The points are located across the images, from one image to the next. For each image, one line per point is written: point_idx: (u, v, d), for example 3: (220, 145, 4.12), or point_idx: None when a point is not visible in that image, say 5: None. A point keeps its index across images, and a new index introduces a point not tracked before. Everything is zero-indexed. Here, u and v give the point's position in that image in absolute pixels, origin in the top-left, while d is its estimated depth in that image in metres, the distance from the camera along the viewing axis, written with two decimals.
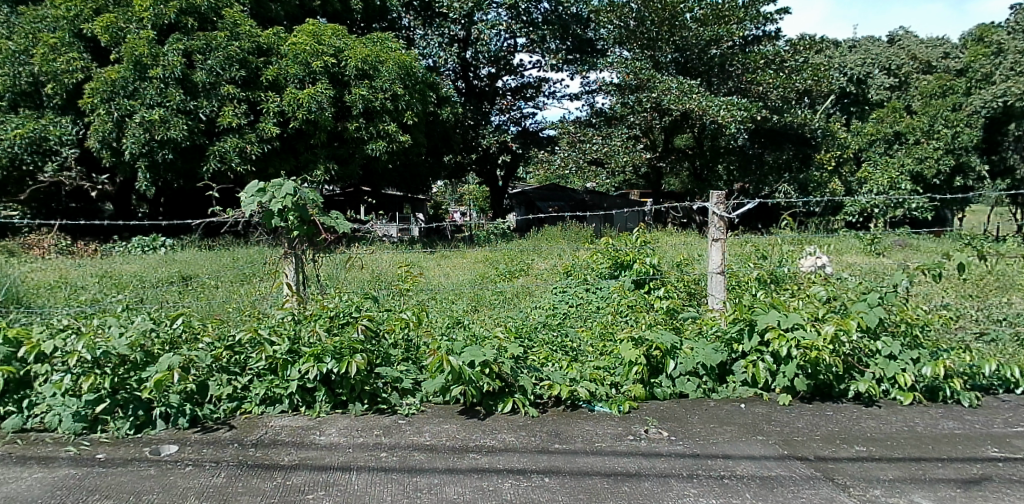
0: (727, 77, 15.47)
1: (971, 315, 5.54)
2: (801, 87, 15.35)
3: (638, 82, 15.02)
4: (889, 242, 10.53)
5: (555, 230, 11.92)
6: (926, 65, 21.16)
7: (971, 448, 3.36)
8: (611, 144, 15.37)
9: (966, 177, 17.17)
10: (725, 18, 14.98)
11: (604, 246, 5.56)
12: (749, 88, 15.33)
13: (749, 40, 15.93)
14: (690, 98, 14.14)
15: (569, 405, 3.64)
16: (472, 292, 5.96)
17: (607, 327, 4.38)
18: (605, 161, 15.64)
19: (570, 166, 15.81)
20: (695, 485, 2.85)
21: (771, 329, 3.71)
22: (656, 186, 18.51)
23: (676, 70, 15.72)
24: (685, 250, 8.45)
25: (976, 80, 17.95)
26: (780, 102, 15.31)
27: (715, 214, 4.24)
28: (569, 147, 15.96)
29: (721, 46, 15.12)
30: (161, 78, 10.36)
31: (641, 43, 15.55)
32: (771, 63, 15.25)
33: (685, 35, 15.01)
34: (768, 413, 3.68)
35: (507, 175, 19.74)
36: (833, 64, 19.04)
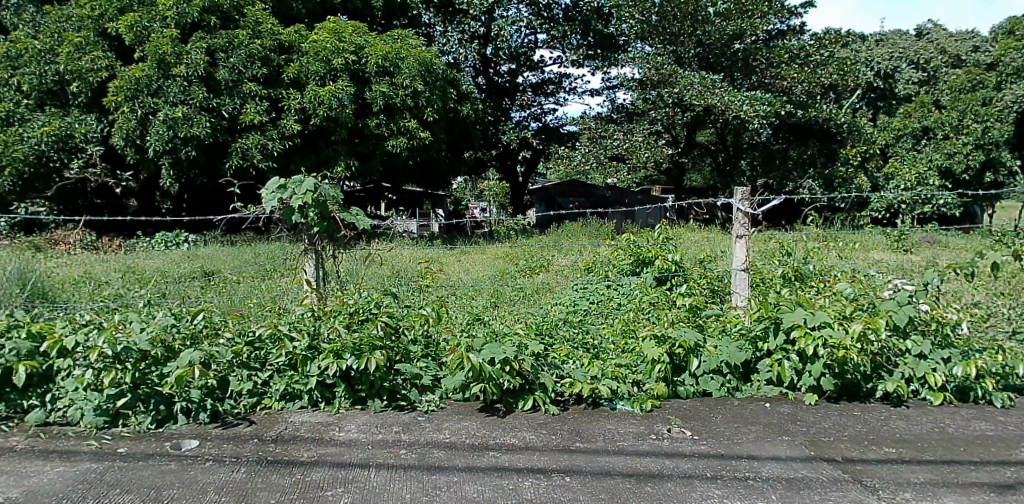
0: (750, 72, 15.33)
1: (1004, 314, 5.43)
2: (826, 82, 15.14)
3: (660, 77, 14.91)
4: (918, 237, 10.23)
5: (576, 226, 11.84)
6: (955, 59, 21.01)
7: (1004, 450, 3.26)
8: (632, 140, 15.35)
9: (997, 172, 16.76)
10: (748, 12, 14.89)
11: (625, 242, 5.53)
12: (772, 82, 15.17)
13: (773, 35, 15.79)
14: (712, 94, 14.05)
15: (590, 403, 3.58)
16: (492, 288, 5.93)
17: (629, 324, 4.34)
18: (626, 157, 15.72)
19: (592, 162, 15.83)
20: (720, 486, 2.80)
21: (796, 327, 3.66)
22: (676, 182, 18.34)
23: (699, 66, 15.52)
24: (707, 246, 8.35)
25: (1008, 74, 17.51)
26: (805, 97, 15.14)
27: (739, 211, 4.12)
28: (590, 142, 15.92)
29: (744, 40, 15.06)
30: (184, 76, 10.51)
31: (662, 38, 15.43)
32: (796, 57, 15.06)
33: (708, 30, 14.92)
34: (794, 413, 3.60)
35: (527, 171, 19.68)
36: (860, 58, 18.79)
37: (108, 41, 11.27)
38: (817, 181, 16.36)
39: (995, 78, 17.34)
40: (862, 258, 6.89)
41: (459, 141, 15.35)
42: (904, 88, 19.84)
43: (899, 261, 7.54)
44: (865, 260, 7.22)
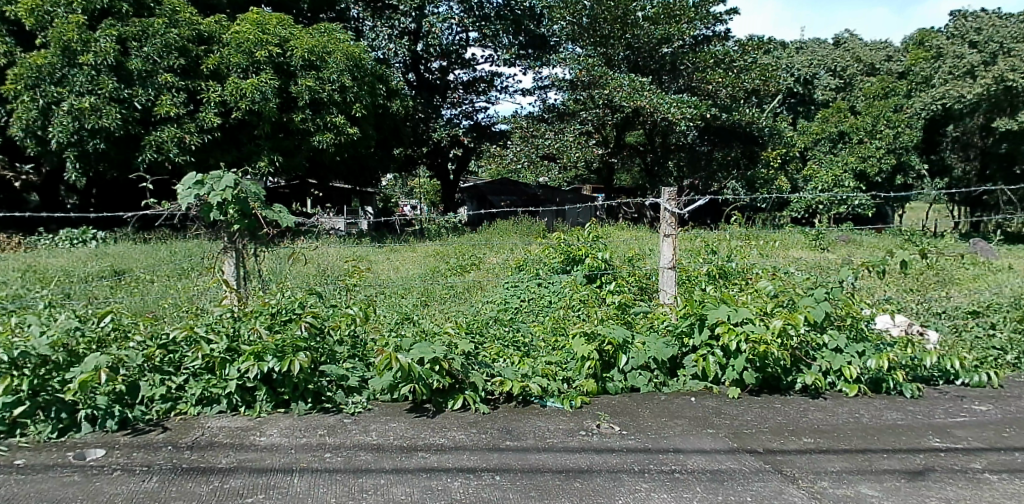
0: (678, 75, 15.76)
1: (912, 309, 5.84)
2: (750, 87, 15.74)
3: (591, 79, 15.14)
4: (834, 236, 10.73)
5: (508, 224, 11.94)
6: (870, 67, 21.31)
7: (912, 438, 3.45)
8: (563, 140, 15.75)
9: (907, 176, 18.02)
10: (676, 17, 15.25)
11: (557, 241, 5.58)
12: (699, 86, 15.64)
13: (698, 40, 15.95)
14: (641, 96, 14.36)
15: (520, 401, 3.58)
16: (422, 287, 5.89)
17: (560, 322, 4.36)
18: (557, 157, 16.16)
19: (522, 160, 16.23)
20: (647, 480, 2.84)
21: (721, 323, 3.77)
22: (607, 183, 18.62)
23: (628, 68, 15.94)
24: (636, 244, 8.52)
25: (917, 83, 18.60)
26: (729, 101, 15.67)
27: (666, 210, 4.20)
28: (522, 141, 16.22)
29: (672, 45, 15.39)
30: (92, 65, 10.00)
31: (592, 40, 15.75)
32: (721, 62, 15.36)
33: (637, 34, 15.22)
34: (718, 406, 3.70)
35: (459, 169, 19.79)
36: (781, 64, 19.59)
37: (6, 25, 10.68)
38: (740, 182, 17.05)
39: (906, 86, 18.52)
40: (784, 257, 7.16)
41: (391, 140, 15.15)
42: (822, 94, 20.71)
43: (816, 258, 7.89)
44: (786, 258, 7.46)
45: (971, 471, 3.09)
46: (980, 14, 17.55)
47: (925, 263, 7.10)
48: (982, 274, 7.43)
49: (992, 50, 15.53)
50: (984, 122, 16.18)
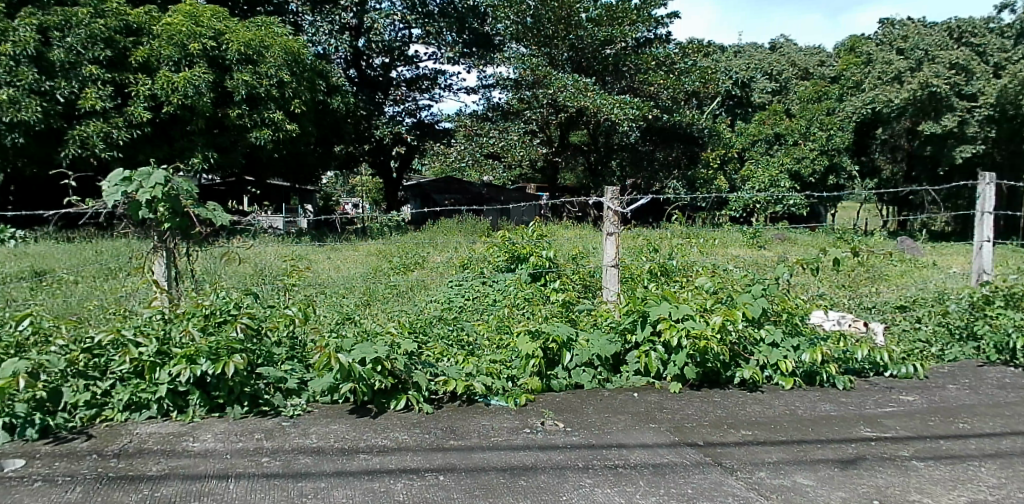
0: (620, 77, 16.06)
1: (844, 304, 6.12)
2: (690, 89, 16.17)
3: (536, 78, 15.38)
4: (771, 234, 11.07)
5: (451, 223, 11.92)
6: (804, 72, 22.61)
7: (845, 428, 3.59)
8: (507, 139, 15.53)
9: (839, 177, 18.64)
10: (618, 19, 15.46)
11: (501, 239, 5.64)
12: (641, 87, 15.97)
13: (641, 42, 16.18)
14: (584, 96, 14.60)
15: (464, 400, 3.56)
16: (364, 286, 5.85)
17: (504, 320, 4.37)
18: (502, 155, 15.90)
19: (466, 159, 15.86)
20: (591, 476, 2.86)
21: (663, 320, 3.84)
22: (551, 182, 18.60)
23: (572, 69, 16.20)
24: (580, 243, 8.62)
25: (848, 88, 19.38)
26: (670, 102, 16.04)
27: (609, 208, 4.25)
28: (466, 139, 16.24)
29: (614, 46, 15.70)
30: (12, 55, 10.06)
31: (536, 40, 15.84)
32: (663, 64, 15.84)
33: (581, 35, 15.49)
34: (660, 401, 3.77)
35: (401, 166, 19.84)
36: (719, 67, 20.17)
37: None
38: (681, 181, 17.31)
39: (838, 91, 19.23)
40: (723, 253, 7.35)
41: (330, 134, 15.30)
42: (759, 97, 21.20)
43: (753, 255, 8.15)
44: (725, 256, 7.69)
45: (900, 459, 3.23)
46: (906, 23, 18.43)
47: (854, 259, 7.40)
48: (906, 270, 7.81)
49: (917, 58, 16.31)
50: (910, 125, 16.99)
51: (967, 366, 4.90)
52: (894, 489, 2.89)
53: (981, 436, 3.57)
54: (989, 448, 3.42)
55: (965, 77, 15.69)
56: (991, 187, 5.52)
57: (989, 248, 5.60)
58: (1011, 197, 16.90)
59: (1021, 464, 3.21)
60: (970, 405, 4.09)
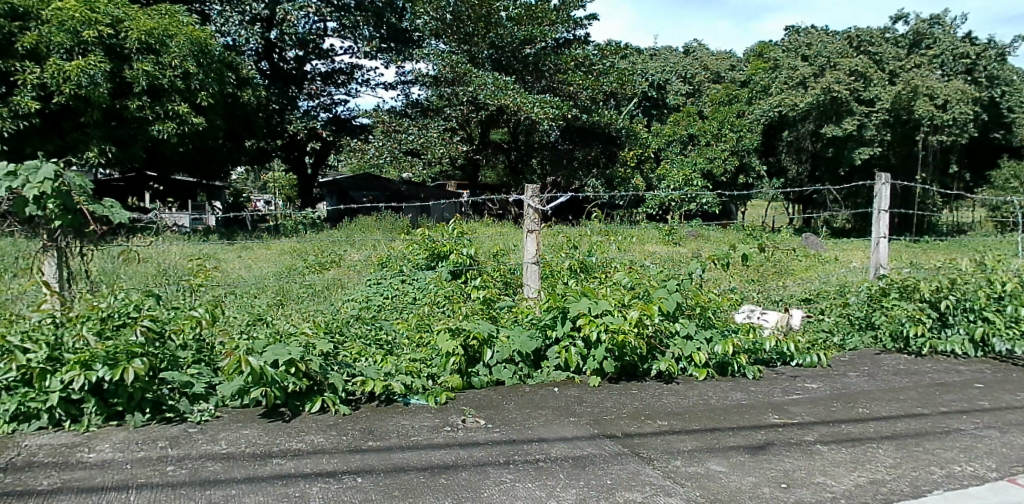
0: (540, 76, 16.36)
1: (755, 297, 6.41)
2: (607, 89, 16.70)
3: (454, 76, 15.49)
4: (685, 231, 11.49)
5: (370, 221, 11.76)
6: (716, 74, 22.92)
7: (755, 416, 3.76)
8: (427, 136, 15.72)
9: (748, 176, 19.56)
10: (538, 19, 16.00)
11: (420, 237, 5.62)
12: (560, 87, 16.28)
13: (560, 43, 16.82)
14: (504, 94, 14.77)
15: (383, 400, 3.51)
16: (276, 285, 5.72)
17: (424, 318, 4.36)
18: (421, 152, 15.97)
19: (386, 156, 16.02)
20: (512, 471, 2.88)
21: (582, 315, 3.91)
22: (471, 179, 18.50)
23: (492, 67, 16.14)
24: (500, 240, 8.67)
25: (757, 91, 20.27)
26: (588, 102, 16.39)
27: (530, 206, 4.29)
28: (384, 136, 16.20)
29: (534, 46, 16.00)
30: None
31: (456, 37, 16.00)
32: (581, 65, 16.36)
33: (500, 33, 15.64)
34: (580, 395, 3.84)
35: (317, 162, 19.49)
36: (636, 69, 20.78)
37: None
38: (600, 180, 17.66)
39: (747, 94, 20.08)
40: (639, 250, 7.57)
41: (241, 130, 14.93)
42: (674, 100, 21.40)
43: (668, 252, 8.42)
44: (641, 251, 7.91)
45: (805, 444, 3.41)
46: (811, 31, 19.47)
47: (762, 255, 7.78)
48: (810, 264, 8.31)
49: (820, 64, 17.33)
50: (813, 128, 18.00)
51: (865, 355, 5.25)
52: (800, 472, 3.05)
53: (877, 420, 3.83)
54: (884, 430, 3.67)
55: (864, 83, 16.76)
56: (887, 187, 5.92)
57: (885, 243, 5.97)
58: (904, 197, 18.22)
59: (913, 445, 3.45)
60: (867, 390, 4.39)
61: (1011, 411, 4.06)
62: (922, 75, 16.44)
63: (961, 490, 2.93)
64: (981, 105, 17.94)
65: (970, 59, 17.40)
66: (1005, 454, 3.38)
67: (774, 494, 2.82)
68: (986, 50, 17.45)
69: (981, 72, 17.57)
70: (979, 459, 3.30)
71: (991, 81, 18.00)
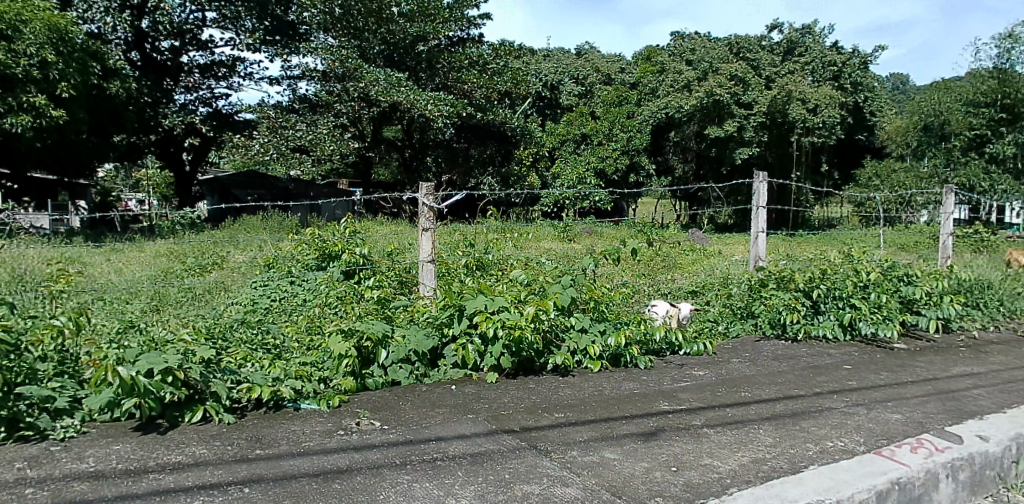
0: (434, 74, 16.22)
1: (646, 290, 6.69)
2: (502, 88, 17.03)
3: (344, 71, 15.05)
4: (580, 230, 11.78)
5: (255, 220, 11.33)
6: (606, 76, 22.00)
7: (647, 404, 3.93)
8: (317, 132, 15.33)
9: (638, 175, 20.21)
10: (430, 16, 15.84)
11: (311, 236, 5.49)
12: (454, 85, 16.26)
13: (453, 41, 16.92)
14: (397, 91, 14.63)
15: (271, 406, 3.38)
16: (152, 290, 5.41)
17: (315, 320, 4.25)
18: (310, 149, 15.58)
19: (271, 152, 15.53)
20: (408, 472, 2.85)
21: (478, 313, 3.95)
22: (365, 177, 18.97)
23: (384, 63, 15.96)
24: (395, 239, 8.59)
25: (645, 93, 21.09)
26: (483, 101, 16.58)
27: (424, 204, 4.27)
28: (270, 132, 15.65)
29: (427, 43, 15.97)
30: None
31: (345, 32, 15.64)
32: (475, 64, 16.53)
33: (392, 29, 15.52)
34: (478, 391, 3.86)
35: (195, 159, 18.48)
36: (531, 70, 21.14)
37: None
38: (495, 178, 17.95)
39: (636, 96, 20.83)
40: (534, 247, 7.70)
41: (107, 123, 13.96)
42: (567, 100, 21.50)
43: (563, 248, 8.62)
44: (537, 248, 8.05)
45: (694, 428, 3.60)
46: (696, 37, 20.48)
47: (652, 250, 8.10)
48: (696, 258, 8.75)
49: (703, 68, 18.40)
50: (697, 129, 19.01)
51: (747, 341, 5.63)
52: (688, 455, 3.22)
53: (758, 402, 4.10)
54: (764, 411, 3.93)
55: (743, 87, 17.84)
56: (764, 184, 6.36)
57: (763, 237, 6.40)
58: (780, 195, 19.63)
59: (790, 424, 3.73)
60: (749, 375, 4.69)
61: (874, 389, 4.47)
62: (795, 81, 17.76)
63: (834, 465, 3.11)
64: (847, 109, 19.58)
65: (837, 66, 19.00)
66: (871, 428, 3.71)
67: (664, 477, 2.96)
68: (850, 58, 19.06)
69: (846, 79, 19.18)
70: (849, 434, 3.61)
71: (854, 87, 19.69)
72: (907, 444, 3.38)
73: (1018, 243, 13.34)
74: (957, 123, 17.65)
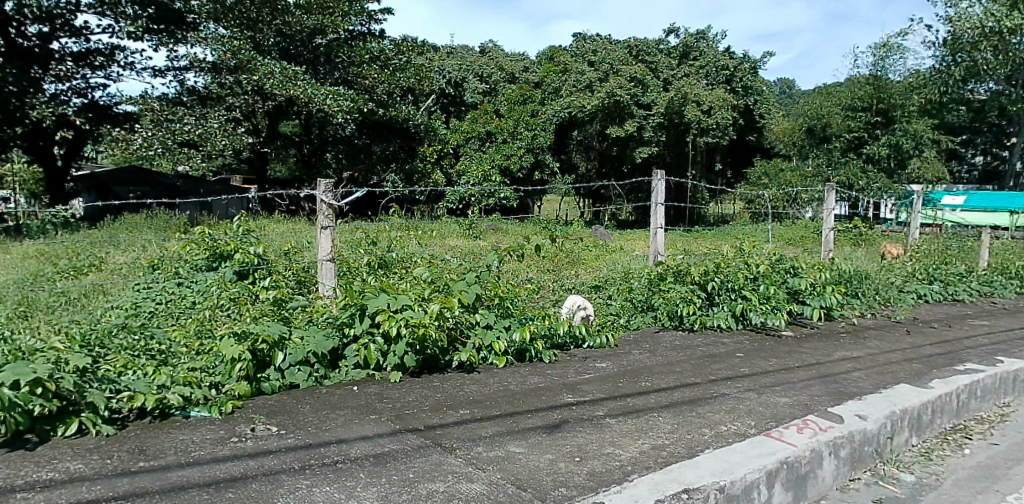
0: (333, 68, 16.14)
1: (550, 286, 6.81)
2: (404, 84, 16.98)
3: (236, 63, 14.38)
4: (486, 227, 11.76)
5: (139, 219, 10.64)
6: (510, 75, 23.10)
7: (551, 397, 4.03)
8: (207, 127, 14.22)
9: (543, 172, 20.23)
10: (329, 9, 15.48)
11: (200, 236, 5.25)
12: (355, 80, 16.24)
13: (354, 35, 16.70)
14: (293, 85, 14.23)
15: (156, 415, 3.20)
16: (18, 295, 4.99)
17: (205, 324, 4.07)
18: (199, 144, 14.38)
19: (156, 147, 14.10)
20: (308, 477, 2.78)
21: (381, 311, 3.91)
22: (259, 174, 18.24)
23: (280, 55, 15.51)
24: (293, 237, 8.34)
25: (548, 92, 21.32)
26: (384, 97, 16.50)
27: (323, 202, 4.18)
28: (154, 126, 14.27)
29: (326, 36, 15.68)
30: None
31: (238, 22, 14.79)
32: (376, 59, 16.45)
33: (288, 20, 15.02)
34: (381, 391, 3.82)
35: (69, 153, 17.01)
36: (436, 67, 20.96)
37: None
38: (399, 175, 17.93)
39: (540, 95, 21.06)
40: (437, 244, 7.54)
41: None
42: (472, 97, 21.62)
43: (468, 245, 8.67)
44: (442, 246, 7.95)
45: (597, 418, 3.72)
46: (597, 39, 20.95)
47: (556, 246, 8.26)
48: (599, 254, 9.01)
49: (604, 70, 19.02)
50: (599, 129, 19.51)
51: (648, 333, 5.89)
52: (591, 445, 3.33)
53: (657, 391, 4.28)
54: (663, 400, 4.12)
55: (642, 88, 18.59)
56: (661, 182, 6.64)
57: (662, 233, 6.66)
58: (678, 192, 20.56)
59: (687, 411, 3.92)
60: (648, 365, 4.88)
61: (764, 375, 4.78)
62: (690, 83, 18.63)
63: (727, 448, 3.31)
64: (739, 111, 20.78)
65: (729, 70, 19.99)
66: (761, 412, 3.97)
67: (568, 468, 3.05)
68: (741, 63, 20.18)
69: (737, 82, 20.27)
70: (741, 418, 3.84)
71: (745, 90, 20.83)
72: (794, 425, 3.64)
73: (891, 237, 14.55)
74: (837, 126, 19.09)
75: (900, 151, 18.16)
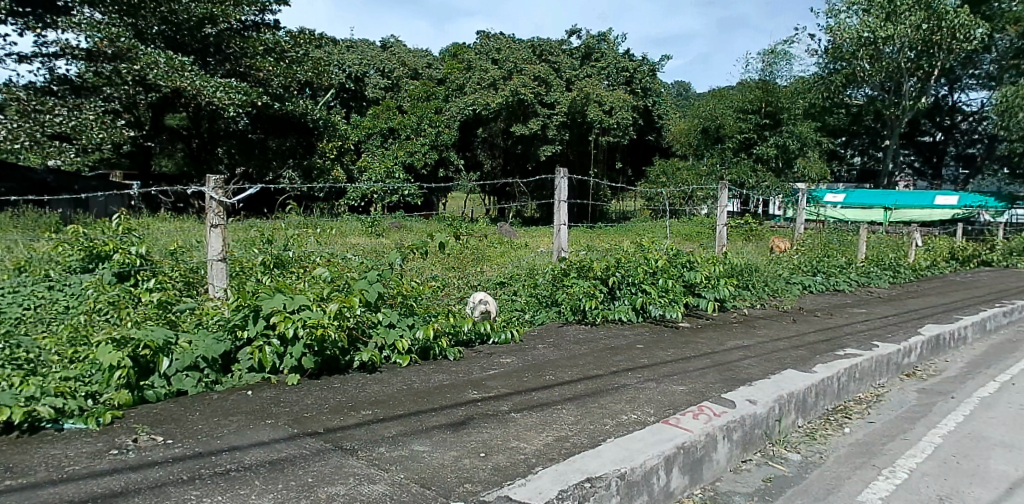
0: (224, 59, 15.43)
1: (456, 282, 6.80)
2: (303, 77, 16.51)
3: (115, 51, 13.35)
4: (388, 225, 11.47)
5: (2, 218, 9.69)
6: (413, 71, 22.82)
7: (455, 393, 4.05)
8: (81, 119, 13.13)
9: (447, 169, 20.36)
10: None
11: (74, 237, 4.92)
12: (248, 72, 15.55)
13: (246, 26, 16.14)
14: (180, 76, 13.47)
15: (24, 430, 2.97)
16: None
17: (80, 329, 3.81)
18: (73, 137, 13.18)
19: (23, 139, 12.56)
20: (197, 487, 2.67)
21: (276, 313, 3.79)
22: (143, 169, 16.83)
23: (165, 44, 14.58)
24: (179, 236, 7.90)
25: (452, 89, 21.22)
26: (281, 91, 15.77)
27: (212, 199, 4.00)
28: (19, 117, 12.82)
29: (216, 25, 14.93)
30: None
31: (117, 7, 13.67)
32: (271, 51, 15.80)
33: (174, 8, 14.12)
34: (277, 395, 3.71)
35: None
36: (337, 60, 20.39)
37: None
38: (296, 171, 17.48)
39: (444, 91, 20.85)
40: (335, 244, 7.24)
41: None
42: (373, 92, 21.30)
43: (370, 244, 8.52)
44: (341, 244, 7.71)
45: (502, 414, 3.77)
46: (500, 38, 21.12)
47: (461, 243, 8.26)
48: (503, 251, 9.11)
49: (508, 68, 19.12)
50: (503, 127, 19.50)
51: (552, 327, 6.03)
52: (496, 440, 3.38)
53: (560, 384, 4.40)
54: (567, 393, 4.24)
55: (545, 87, 18.94)
56: (565, 180, 6.79)
57: (565, 229, 6.83)
58: (580, 189, 21.11)
59: (590, 402, 4.06)
60: (552, 359, 5.01)
61: (662, 365, 5.02)
62: (592, 84, 19.15)
63: (628, 436, 3.46)
64: (639, 112, 21.57)
65: (628, 72, 20.65)
66: (659, 400, 4.17)
67: (472, 463, 3.09)
68: (640, 66, 20.88)
69: (637, 84, 20.93)
70: (640, 407, 4.02)
71: (644, 92, 21.62)
72: (691, 412, 3.85)
73: (777, 232, 15.53)
74: (730, 127, 20.25)
75: (787, 152, 19.66)
